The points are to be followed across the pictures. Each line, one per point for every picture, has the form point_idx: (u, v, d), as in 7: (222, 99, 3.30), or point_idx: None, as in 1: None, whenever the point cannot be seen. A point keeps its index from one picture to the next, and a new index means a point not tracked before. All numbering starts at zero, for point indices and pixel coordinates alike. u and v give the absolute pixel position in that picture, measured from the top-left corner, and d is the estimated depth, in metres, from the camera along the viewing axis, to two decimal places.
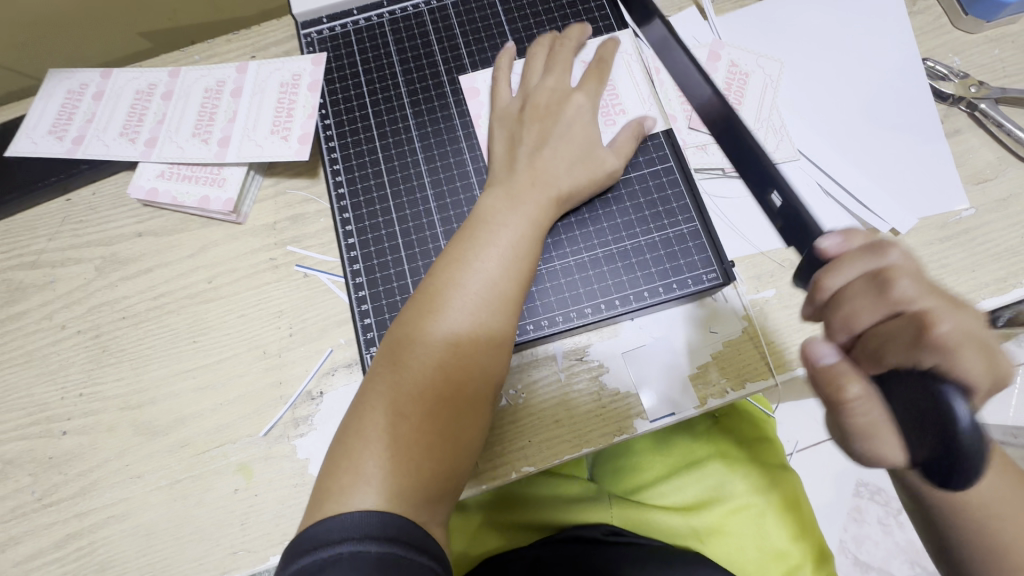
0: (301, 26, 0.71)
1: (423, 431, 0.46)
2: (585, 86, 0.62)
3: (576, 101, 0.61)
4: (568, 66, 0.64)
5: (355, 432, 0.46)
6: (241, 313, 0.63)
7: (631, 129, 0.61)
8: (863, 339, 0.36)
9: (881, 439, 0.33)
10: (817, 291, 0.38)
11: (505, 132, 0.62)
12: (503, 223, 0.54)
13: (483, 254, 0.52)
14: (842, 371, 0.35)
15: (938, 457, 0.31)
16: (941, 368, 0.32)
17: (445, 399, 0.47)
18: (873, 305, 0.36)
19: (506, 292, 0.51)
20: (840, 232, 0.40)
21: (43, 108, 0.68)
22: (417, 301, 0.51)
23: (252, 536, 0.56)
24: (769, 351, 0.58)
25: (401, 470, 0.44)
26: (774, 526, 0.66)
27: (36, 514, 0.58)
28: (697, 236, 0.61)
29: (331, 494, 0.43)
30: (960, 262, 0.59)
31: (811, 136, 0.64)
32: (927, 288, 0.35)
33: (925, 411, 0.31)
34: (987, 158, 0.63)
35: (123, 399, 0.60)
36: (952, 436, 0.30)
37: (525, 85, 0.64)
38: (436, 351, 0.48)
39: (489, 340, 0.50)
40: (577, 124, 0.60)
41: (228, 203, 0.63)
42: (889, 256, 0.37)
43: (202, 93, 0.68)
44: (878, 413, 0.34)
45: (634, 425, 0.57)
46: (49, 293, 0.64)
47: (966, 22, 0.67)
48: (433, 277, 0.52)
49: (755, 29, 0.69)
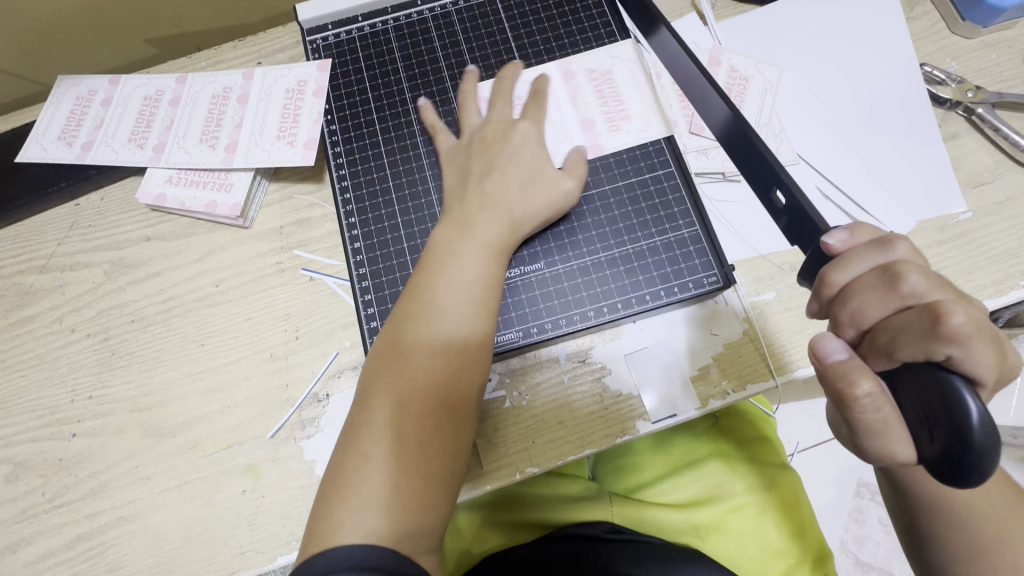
0: (306, 33, 0.72)
1: (405, 447, 0.47)
2: (527, 115, 0.64)
3: (521, 130, 0.62)
4: (507, 100, 0.65)
5: (340, 456, 0.48)
6: (248, 316, 0.63)
7: (578, 158, 0.62)
8: (871, 334, 0.36)
9: (891, 437, 0.34)
10: (825, 286, 0.38)
11: (454, 165, 0.63)
12: (474, 241, 0.56)
13: (454, 272, 0.54)
14: (852, 368, 0.35)
15: (950, 452, 0.31)
16: (953, 360, 0.33)
17: (422, 415, 0.48)
18: (882, 299, 0.36)
19: (477, 306, 0.53)
20: (848, 226, 0.40)
21: (52, 114, 0.69)
22: (393, 326, 0.53)
23: (260, 537, 0.57)
24: (769, 353, 0.59)
25: (389, 488, 0.45)
26: (773, 524, 0.67)
27: (46, 514, 0.58)
28: (698, 240, 0.62)
29: (323, 526, 0.45)
30: (958, 264, 0.60)
31: (810, 141, 0.65)
32: (935, 283, 0.35)
33: (937, 406, 0.32)
34: (985, 162, 0.63)
35: (133, 402, 0.61)
36: (966, 431, 0.30)
37: (468, 121, 0.65)
38: (410, 371, 0.50)
39: (462, 353, 0.51)
40: (524, 150, 0.61)
41: (235, 208, 0.64)
42: (896, 250, 0.37)
43: (209, 99, 0.69)
44: (889, 408, 0.34)
45: (635, 427, 0.58)
46: (59, 296, 0.65)
47: (963, 27, 0.68)
48: (407, 300, 0.54)
49: (756, 34, 0.70)
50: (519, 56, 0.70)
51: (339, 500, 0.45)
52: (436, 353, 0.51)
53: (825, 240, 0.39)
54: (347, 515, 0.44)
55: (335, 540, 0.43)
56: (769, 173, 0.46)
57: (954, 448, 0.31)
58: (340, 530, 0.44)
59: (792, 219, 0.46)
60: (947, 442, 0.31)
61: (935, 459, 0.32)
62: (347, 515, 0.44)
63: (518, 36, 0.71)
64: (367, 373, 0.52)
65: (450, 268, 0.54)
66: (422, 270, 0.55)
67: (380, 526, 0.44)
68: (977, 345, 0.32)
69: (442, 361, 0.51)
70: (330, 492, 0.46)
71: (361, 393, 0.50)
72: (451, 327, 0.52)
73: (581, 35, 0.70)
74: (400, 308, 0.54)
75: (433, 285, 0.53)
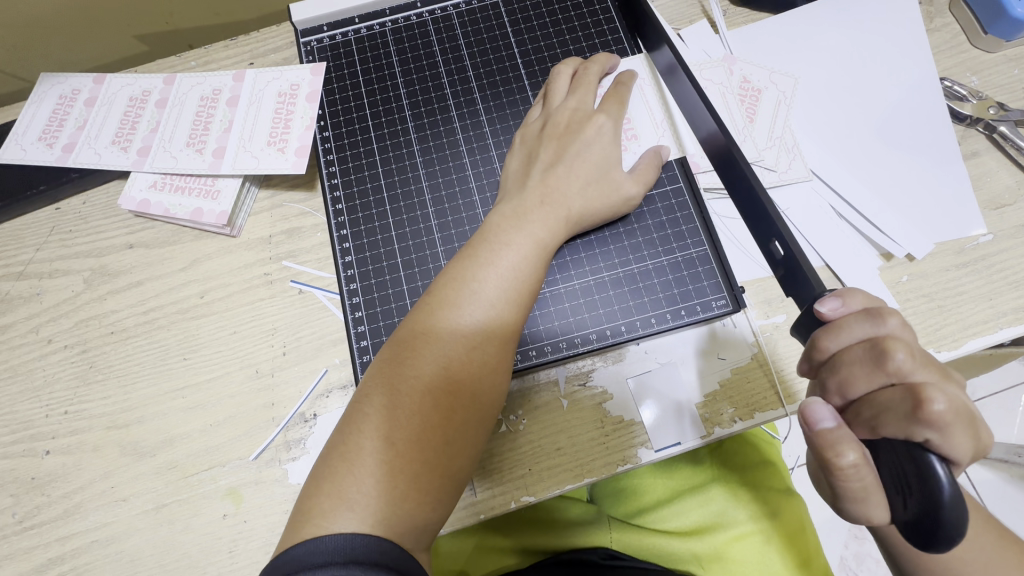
0: (300, 34, 0.69)
1: (425, 440, 0.44)
2: (607, 108, 0.60)
3: (598, 123, 0.58)
4: (591, 88, 0.61)
5: (356, 431, 0.44)
6: (234, 329, 0.61)
7: (650, 159, 0.59)
8: (857, 405, 0.37)
9: (871, 502, 0.35)
10: (817, 351, 0.39)
11: (524, 151, 0.60)
12: (528, 234, 0.53)
13: (501, 262, 0.51)
14: (839, 438, 0.35)
15: (920, 519, 0.32)
16: (931, 443, 0.33)
17: (451, 410, 0.45)
18: (869, 374, 0.36)
19: (518, 304, 0.50)
20: (839, 292, 0.40)
21: (32, 114, 0.66)
22: (426, 305, 0.50)
23: (241, 564, 0.54)
24: (779, 380, 0.56)
25: (402, 478, 0.42)
26: (777, 555, 0.64)
27: (16, 537, 0.55)
28: (706, 261, 0.59)
29: (324, 505, 0.41)
30: (977, 289, 0.57)
31: (824, 156, 0.62)
32: (921, 362, 0.36)
33: (911, 479, 0.32)
34: (1005, 181, 0.61)
35: (110, 418, 0.58)
36: (937, 503, 0.31)
37: (549, 105, 0.61)
38: (444, 359, 0.47)
39: (500, 353, 0.49)
40: (596, 146, 0.58)
41: (222, 216, 0.61)
42: (888, 323, 0.37)
43: (197, 101, 0.66)
44: (871, 478, 0.34)
45: (636, 454, 0.55)
46: (36, 305, 0.62)
47: (985, 41, 0.66)
48: (446, 282, 0.50)
49: (767, 45, 0.67)
50: (524, 64, 0.67)
51: (350, 476, 0.42)
52: (475, 347, 0.48)
53: (816, 307, 0.40)
54: (355, 496, 0.41)
55: (336, 522, 0.40)
56: (768, 222, 0.47)
57: (924, 518, 0.31)
58: (344, 513, 0.40)
59: (788, 272, 0.46)
60: (918, 512, 0.32)
61: (906, 525, 0.33)
62: (355, 497, 0.41)
63: (521, 43, 0.68)
64: (389, 350, 0.48)
65: (500, 258, 0.51)
66: (465, 254, 0.52)
67: (385, 516, 0.41)
68: (955, 432, 0.33)
69: (480, 356, 0.48)
70: (340, 465, 0.42)
71: (383, 369, 0.47)
72: (491, 321, 0.49)
73: (588, 43, 0.68)
74: (435, 289, 0.50)
75: (477, 271, 0.50)
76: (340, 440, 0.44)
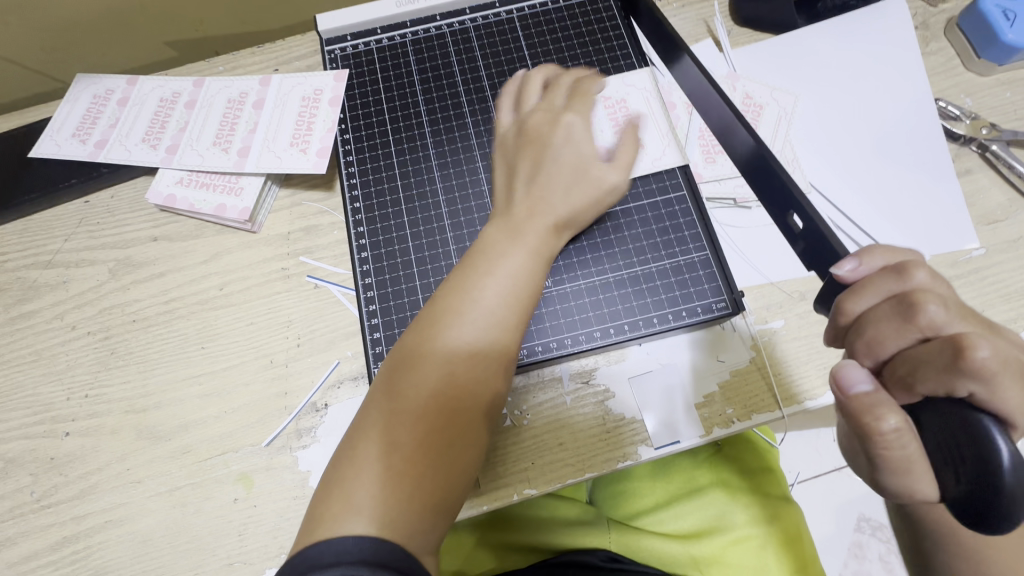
0: (324, 43, 0.73)
1: (429, 443, 0.46)
2: (575, 108, 0.61)
3: (572, 121, 0.60)
4: (563, 92, 0.63)
5: (362, 435, 0.46)
6: (251, 320, 0.63)
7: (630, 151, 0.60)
8: (890, 364, 0.38)
9: (916, 476, 0.35)
10: (842, 314, 0.41)
11: (500, 152, 0.62)
12: (526, 243, 0.55)
13: (500, 272, 0.53)
14: (878, 403, 0.36)
15: (974, 490, 0.33)
16: (976, 397, 0.34)
17: (452, 415, 0.47)
18: (898, 330, 0.38)
19: (518, 313, 0.52)
20: (857, 253, 0.41)
21: (68, 111, 0.70)
22: (428, 314, 0.51)
23: (250, 548, 0.56)
24: (775, 381, 0.58)
25: (408, 482, 0.44)
26: (774, 561, 0.65)
27: (34, 515, 0.57)
28: (708, 264, 0.61)
29: (334, 508, 0.43)
30: (970, 300, 0.59)
31: (822, 169, 0.65)
32: (953, 316, 0.37)
33: (963, 443, 0.34)
34: (998, 199, 0.63)
35: (128, 402, 0.60)
36: (994, 468, 0.32)
37: (522, 107, 0.63)
38: (447, 365, 0.48)
39: (500, 361, 0.51)
40: (574, 142, 0.59)
41: (244, 212, 0.64)
42: (913, 278, 0.39)
43: (224, 103, 0.69)
44: (914, 446, 0.35)
45: (637, 451, 0.57)
46: (62, 293, 0.65)
47: (978, 65, 0.68)
48: (448, 291, 0.52)
49: (770, 63, 0.70)
50: None
51: (357, 481, 0.44)
52: (475, 354, 0.50)
53: (834, 271, 0.41)
54: (362, 500, 0.43)
55: (346, 525, 0.42)
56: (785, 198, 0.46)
57: (977, 488, 0.33)
58: (352, 516, 0.42)
59: (808, 244, 0.46)
60: (973, 480, 0.33)
61: (957, 496, 0.34)
62: (362, 502, 0.43)
63: (535, 55, 0.71)
64: (393, 360, 0.50)
65: (497, 267, 0.53)
66: (463, 265, 0.54)
67: (392, 518, 0.43)
68: (1000, 382, 0.34)
69: (481, 364, 0.49)
70: (348, 469, 0.44)
71: (387, 378, 0.49)
72: (491, 329, 0.51)
73: (597, 57, 0.71)
74: (438, 299, 0.52)
75: (477, 281, 0.52)
76: (348, 445, 0.46)
